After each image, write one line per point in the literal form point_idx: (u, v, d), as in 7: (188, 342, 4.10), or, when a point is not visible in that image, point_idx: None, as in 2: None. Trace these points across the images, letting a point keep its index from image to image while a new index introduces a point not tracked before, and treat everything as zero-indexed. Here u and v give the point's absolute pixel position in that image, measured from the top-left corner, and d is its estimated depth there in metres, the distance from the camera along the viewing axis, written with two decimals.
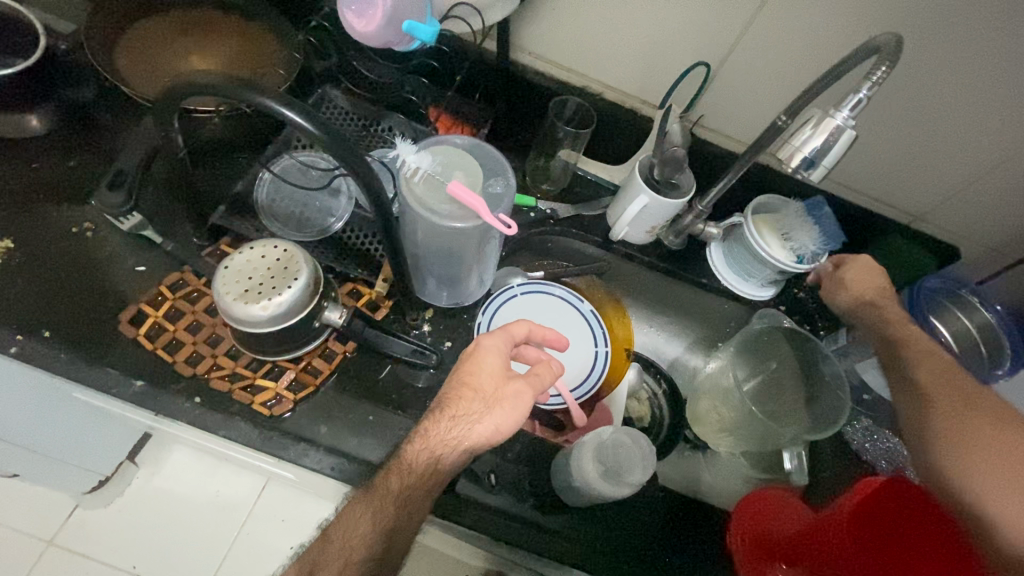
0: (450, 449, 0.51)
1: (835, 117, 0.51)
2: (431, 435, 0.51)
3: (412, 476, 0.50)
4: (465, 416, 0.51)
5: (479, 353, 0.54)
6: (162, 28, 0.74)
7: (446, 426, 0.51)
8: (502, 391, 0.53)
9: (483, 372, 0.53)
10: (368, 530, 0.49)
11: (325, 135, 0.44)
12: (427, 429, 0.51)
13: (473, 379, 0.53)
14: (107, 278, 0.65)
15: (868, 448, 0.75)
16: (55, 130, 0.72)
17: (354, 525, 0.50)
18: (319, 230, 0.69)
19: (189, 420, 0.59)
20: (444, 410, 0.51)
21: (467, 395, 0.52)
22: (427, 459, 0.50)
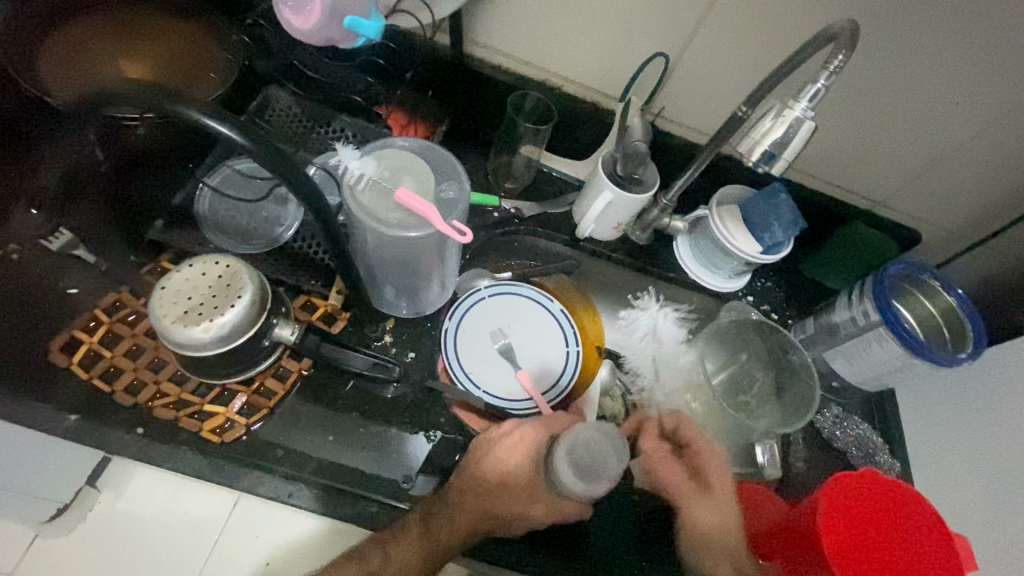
0: (481, 519, 0.57)
1: (795, 107, 0.50)
2: (456, 512, 0.57)
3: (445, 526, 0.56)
4: (495, 507, 0.57)
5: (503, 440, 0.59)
6: (86, 29, 0.69)
7: (479, 506, 0.57)
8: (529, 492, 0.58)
9: (510, 466, 0.58)
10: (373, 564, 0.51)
11: (255, 144, 0.41)
12: (460, 506, 0.57)
13: (514, 476, 0.58)
14: (35, 303, 0.60)
15: (838, 435, 0.76)
16: None
17: (402, 549, 0.54)
18: (267, 241, 0.66)
19: (132, 453, 0.55)
20: (477, 497, 0.57)
21: (498, 487, 0.58)
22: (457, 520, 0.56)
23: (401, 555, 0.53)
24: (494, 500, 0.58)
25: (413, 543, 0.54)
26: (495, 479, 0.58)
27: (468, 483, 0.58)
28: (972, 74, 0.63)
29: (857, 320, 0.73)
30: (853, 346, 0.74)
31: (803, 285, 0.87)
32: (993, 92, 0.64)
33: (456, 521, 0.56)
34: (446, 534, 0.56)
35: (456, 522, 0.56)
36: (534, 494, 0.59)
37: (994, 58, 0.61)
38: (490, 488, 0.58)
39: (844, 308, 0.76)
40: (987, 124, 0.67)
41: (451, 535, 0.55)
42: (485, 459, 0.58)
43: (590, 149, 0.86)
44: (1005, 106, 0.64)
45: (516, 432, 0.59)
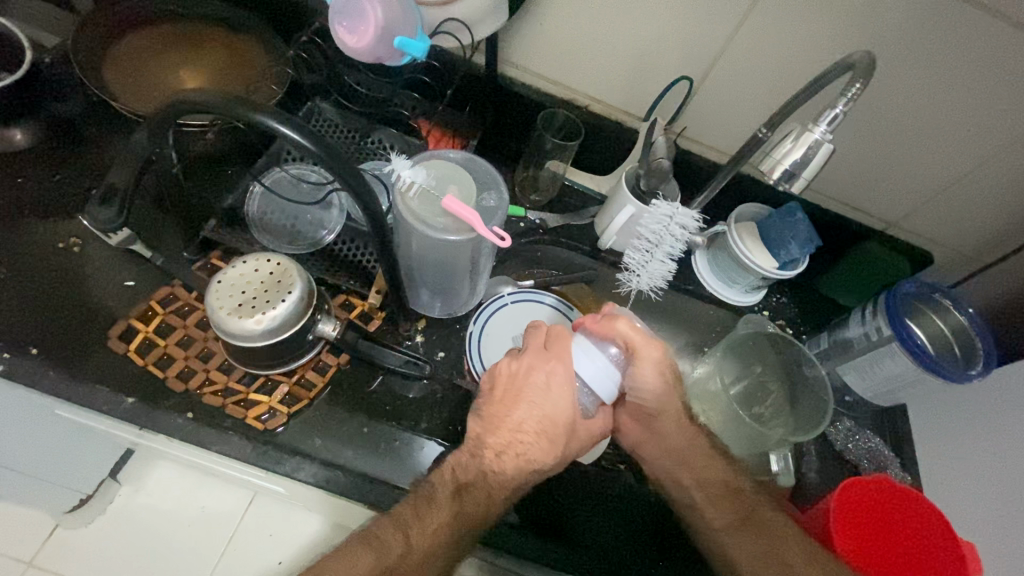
0: (524, 472, 0.58)
1: (814, 131, 0.53)
2: (508, 462, 0.57)
3: (480, 496, 0.56)
4: (547, 452, 0.58)
5: (546, 395, 0.59)
6: (150, 41, 0.74)
7: (528, 455, 0.58)
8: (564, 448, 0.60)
9: (552, 420, 0.59)
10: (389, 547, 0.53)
11: (322, 152, 0.45)
12: (503, 466, 0.57)
13: (553, 427, 0.59)
14: (98, 293, 0.64)
15: (850, 448, 0.78)
16: (39, 144, 0.71)
17: (428, 526, 0.54)
18: (310, 242, 0.70)
19: (182, 436, 0.58)
20: (519, 449, 0.58)
21: (543, 431, 0.59)
22: (496, 486, 0.57)
23: (424, 536, 0.54)
24: (545, 441, 0.59)
25: (441, 519, 0.54)
26: (536, 425, 0.59)
27: (514, 433, 0.58)
28: (985, 102, 0.66)
29: (869, 336, 0.76)
30: (865, 359, 0.77)
31: (817, 302, 0.90)
32: (1005, 120, 0.67)
33: (499, 481, 0.56)
34: (494, 490, 0.56)
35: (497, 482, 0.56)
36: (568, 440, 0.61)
37: (1006, 88, 0.64)
38: (531, 436, 0.58)
39: (857, 323, 0.79)
40: (999, 150, 0.70)
41: (481, 506, 0.56)
42: (520, 410, 0.59)
43: (613, 165, 0.90)
44: (1016, 133, 0.68)
45: (544, 373, 0.60)
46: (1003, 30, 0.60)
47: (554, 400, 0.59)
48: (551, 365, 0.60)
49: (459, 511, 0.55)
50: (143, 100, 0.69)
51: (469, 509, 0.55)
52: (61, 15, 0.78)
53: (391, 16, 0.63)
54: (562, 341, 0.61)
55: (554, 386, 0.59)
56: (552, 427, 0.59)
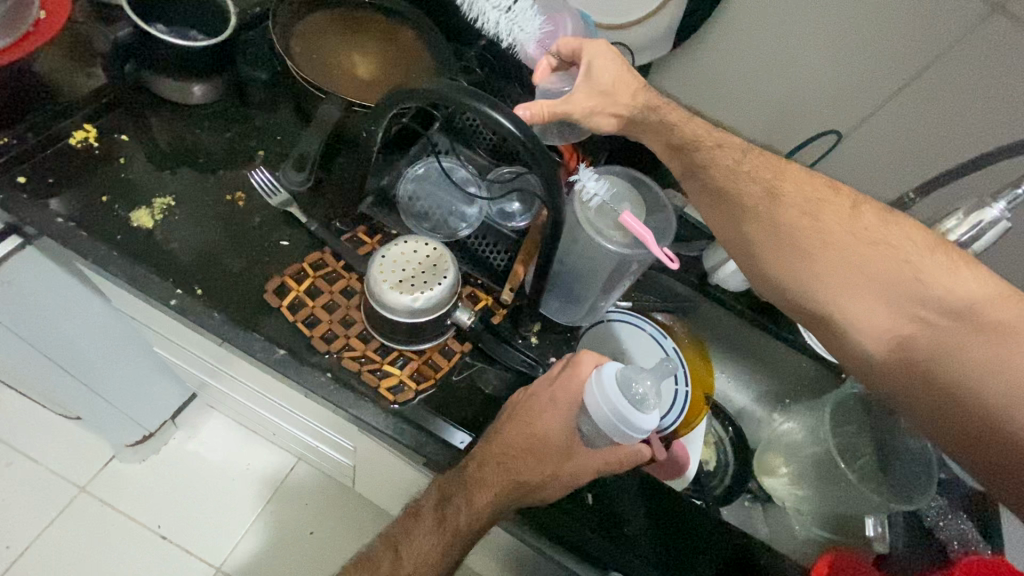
0: (501, 491, 0.58)
1: (991, 208, 0.53)
2: (488, 474, 0.57)
3: (471, 512, 0.57)
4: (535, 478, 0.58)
5: (540, 412, 0.59)
6: (331, 23, 0.79)
7: (512, 470, 0.58)
8: (562, 468, 0.58)
9: (546, 439, 0.59)
10: (425, 550, 0.58)
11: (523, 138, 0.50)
12: (482, 475, 0.58)
13: (542, 444, 0.59)
14: (256, 247, 0.68)
15: (941, 526, 0.76)
16: (217, 102, 0.77)
17: (418, 541, 0.58)
18: (450, 233, 0.73)
19: (321, 392, 0.62)
20: (505, 465, 0.58)
21: (533, 450, 0.58)
22: (483, 503, 0.57)
23: (415, 549, 0.58)
24: (532, 461, 0.58)
25: (430, 535, 0.58)
26: (525, 442, 0.59)
27: (503, 446, 0.59)
28: None
29: None
30: None
31: None
32: None
33: (481, 494, 0.57)
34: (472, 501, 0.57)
35: (476, 499, 0.57)
36: (564, 460, 0.59)
37: None
38: (519, 454, 0.58)
39: None
40: None
41: (464, 519, 0.57)
42: (510, 426, 0.60)
43: None
44: None
45: (546, 397, 0.60)
46: None
47: (547, 423, 0.59)
48: (555, 392, 0.60)
49: (447, 524, 0.57)
50: (321, 75, 0.74)
51: (455, 522, 0.57)
52: None
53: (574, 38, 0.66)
54: (578, 374, 0.60)
55: (552, 409, 0.59)
56: (540, 447, 0.59)
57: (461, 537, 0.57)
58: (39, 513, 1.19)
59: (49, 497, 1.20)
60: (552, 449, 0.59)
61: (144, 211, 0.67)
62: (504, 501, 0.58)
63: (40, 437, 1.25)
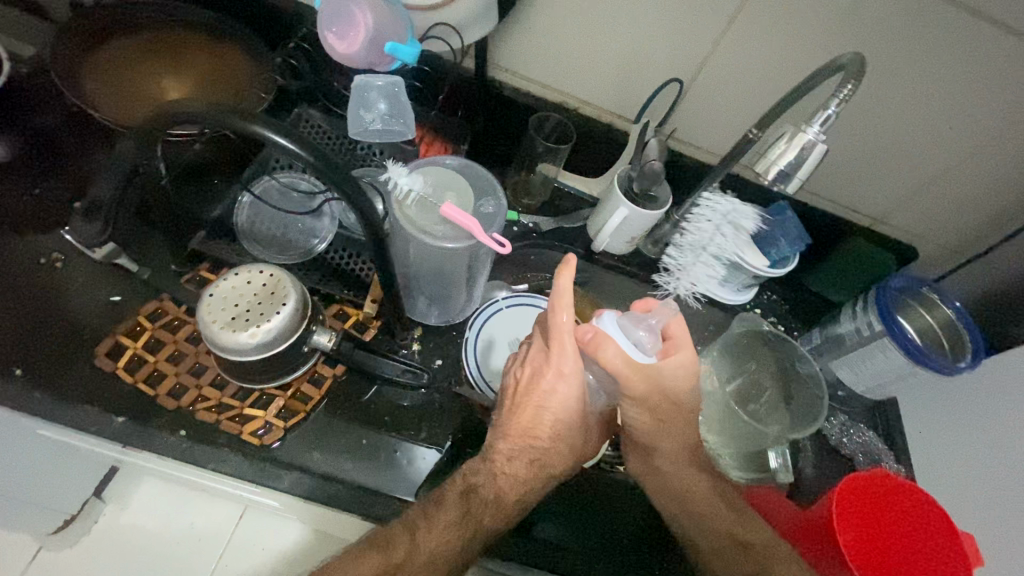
0: (518, 469, 0.58)
1: (807, 131, 0.53)
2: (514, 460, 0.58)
3: (501, 506, 0.56)
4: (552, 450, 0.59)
5: (554, 392, 0.58)
6: (129, 50, 0.72)
7: (532, 454, 0.59)
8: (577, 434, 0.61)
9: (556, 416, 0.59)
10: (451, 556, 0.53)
11: (316, 161, 0.44)
12: (514, 466, 0.58)
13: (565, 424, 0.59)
14: (83, 310, 0.62)
15: (845, 442, 0.79)
16: (16, 156, 0.69)
17: (434, 536, 0.53)
18: (302, 252, 0.69)
19: (174, 454, 0.57)
20: (524, 453, 0.58)
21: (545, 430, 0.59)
22: (515, 494, 0.57)
23: (430, 545, 0.52)
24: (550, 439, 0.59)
25: (449, 528, 0.53)
26: (549, 425, 0.59)
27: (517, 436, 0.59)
28: (968, 99, 0.68)
29: (861, 331, 0.77)
30: (857, 355, 0.78)
31: (808, 299, 0.91)
32: (986, 115, 0.69)
33: (508, 488, 0.57)
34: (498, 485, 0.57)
35: (505, 490, 0.57)
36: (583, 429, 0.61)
37: (988, 83, 0.66)
38: (524, 433, 0.59)
39: (849, 319, 0.80)
40: (980, 145, 0.72)
41: (492, 515, 0.56)
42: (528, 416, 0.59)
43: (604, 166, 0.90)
44: (994, 129, 0.70)
45: (550, 375, 0.58)
46: (982, 29, 0.61)
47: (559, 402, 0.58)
48: (561, 364, 0.58)
49: (470, 518, 0.54)
50: (124, 110, 0.67)
51: (480, 518, 0.55)
52: (35, 24, 0.75)
53: (381, 23, 0.62)
54: (563, 346, 0.57)
55: (562, 386, 0.58)
56: (562, 425, 0.59)
57: (481, 534, 0.55)
58: None
59: None
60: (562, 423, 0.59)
61: None
62: (531, 485, 0.59)
63: None
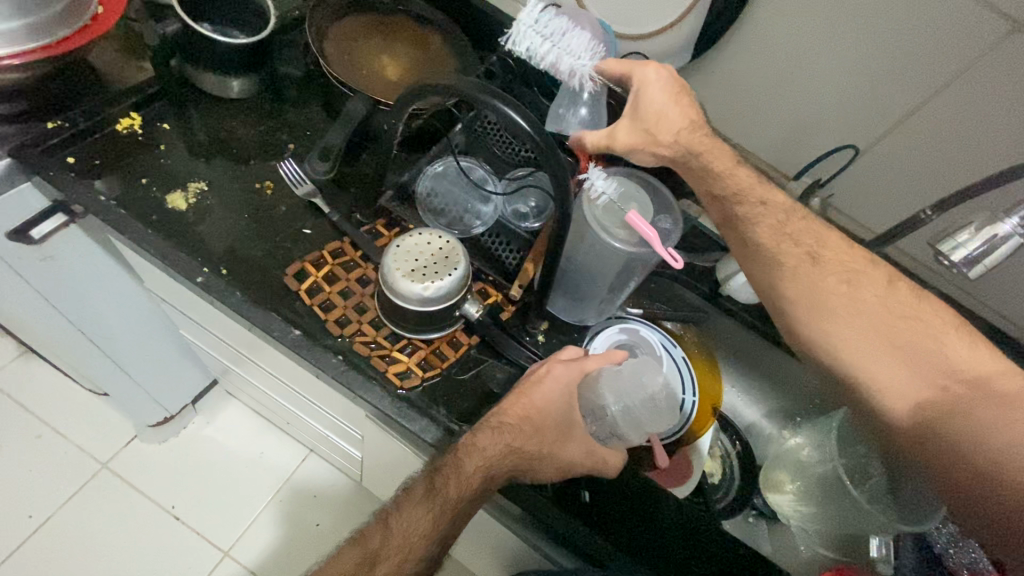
0: (539, 464, 0.60)
1: (1004, 222, 0.53)
2: (542, 450, 0.60)
3: (465, 484, 0.56)
4: (571, 443, 0.62)
5: (545, 381, 0.63)
6: (360, 26, 0.83)
7: (556, 443, 0.61)
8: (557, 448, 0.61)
9: (544, 399, 0.62)
10: (427, 527, 0.55)
11: (534, 134, 0.52)
12: (476, 441, 0.58)
13: (542, 410, 0.62)
14: (277, 234, 0.72)
15: (953, 553, 0.67)
16: (253, 96, 0.82)
17: (409, 511, 0.55)
18: (463, 230, 0.75)
19: (330, 374, 0.64)
20: (500, 431, 0.59)
21: (556, 436, 0.61)
22: (471, 475, 0.56)
23: (405, 522, 0.55)
24: (577, 437, 0.63)
25: (419, 505, 0.55)
26: (521, 411, 0.61)
27: (532, 431, 0.60)
28: None
29: None
30: None
31: None
32: None
33: (470, 458, 0.57)
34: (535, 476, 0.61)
35: (466, 462, 0.57)
36: (566, 437, 0.62)
37: None
38: (517, 422, 0.60)
39: None
40: None
41: (453, 493, 0.56)
42: (530, 397, 0.62)
43: None
44: None
45: (541, 373, 0.64)
46: None
47: (551, 394, 0.62)
48: (552, 366, 0.64)
49: (436, 493, 0.55)
50: (351, 75, 0.78)
51: (445, 492, 0.55)
52: None
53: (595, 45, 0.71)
54: (582, 363, 0.65)
55: (549, 381, 0.63)
56: (539, 416, 0.61)
57: (449, 508, 0.55)
58: (68, 482, 1.32)
59: (77, 467, 1.34)
60: (568, 425, 0.63)
61: (178, 194, 0.71)
62: (497, 466, 0.58)
63: (73, 415, 1.38)
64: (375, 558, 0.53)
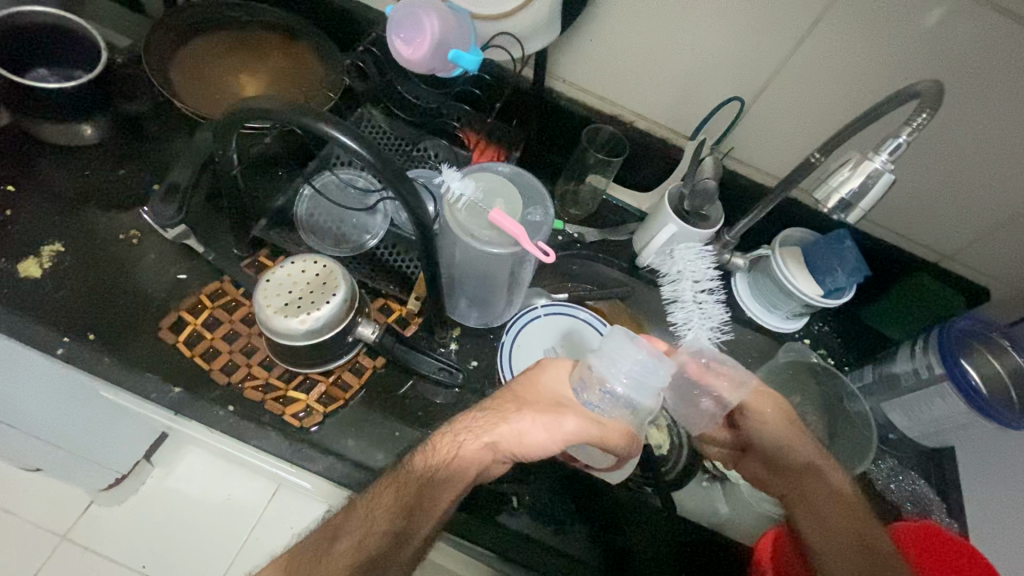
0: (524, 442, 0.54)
1: (874, 160, 0.51)
2: (523, 424, 0.54)
3: (434, 458, 0.53)
4: (561, 416, 0.54)
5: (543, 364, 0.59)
6: (210, 46, 0.77)
7: (545, 417, 0.54)
8: (544, 416, 0.54)
9: (537, 378, 0.57)
10: (387, 507, 0.52)
11: (372, 158, 0.46)
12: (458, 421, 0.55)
13: (533, 386, 0.57)
14: (153, 284, 0.67)
15: (893, 488, 0.75)
16: (107, 139, 0.75)
17: (377, 497, 0.53)
18: (354, 246, 0.71)
19: (222, 427, 0.60)
20: (486, 406, 0.56)
21: (543, 407, 0.55)
22: (448, 447, 0.54)
23: (371, 507, 0.53)
24: (572, 411, 0.55)
25: (388, 487, 0.53)
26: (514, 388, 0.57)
27: (520, 410, 0.55)
28: None
29: (918, 372, 0.74)
30: (914, 398, 0.74)
31: (862, 332, 0.87)
32: None
33: (446, 438, 0.54)
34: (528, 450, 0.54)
35: (442, 440, 0.54)
36: (561, 414, 0.55)
37: None
38: (506, 397, 0.56)
39: (907, 358, 0.76)
40: None
41: (423, 469, 0.53)
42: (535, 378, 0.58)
43: (653, 182, 0.89)
44: None
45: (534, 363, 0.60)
46: None
47: (544, 373, 0.57)
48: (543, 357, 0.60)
49: (401, 477, 0.54)
50: (206, 103, 0.72)
51: (408, 472, 0.53)
52: (134, 19, 0.81)
53: (447, 31, 0.66)
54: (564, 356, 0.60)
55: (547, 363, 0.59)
56: (527, 391, 0.56)
57: (411, 488, 0.52)
58: (24, 563, 1.26)
59: (32, 545, 1.28)
60: (560, 400, 0.56)
61: (31, 260, 0.65)
62: (477, 438, 0.53)
63: (18, 492, 1.32)
64: (336, 532, 0.52)
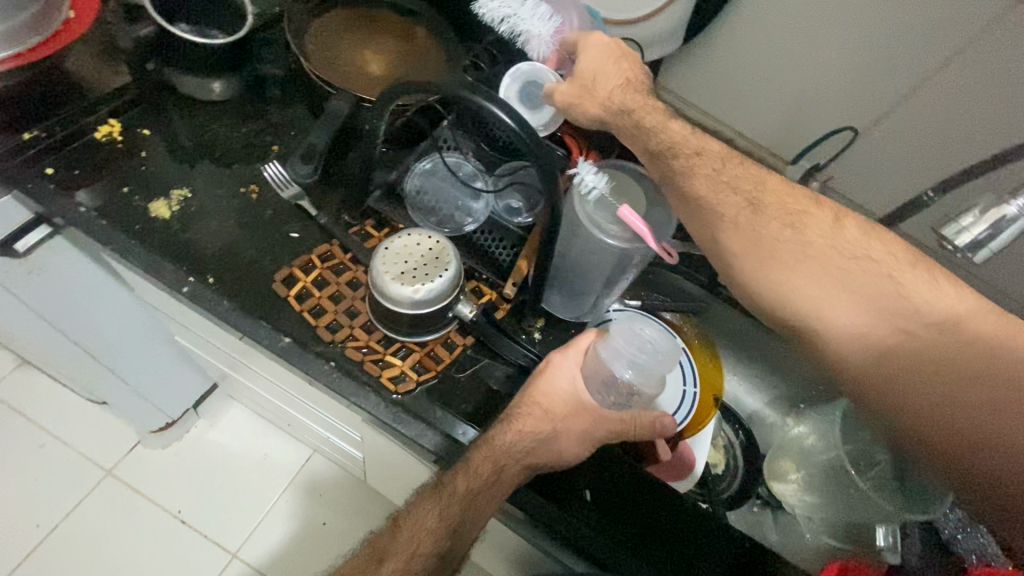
0: (560, 450, 0.58)
1: (1010, 204, 0.52)
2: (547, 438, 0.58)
3: (475, 478, 0.54)
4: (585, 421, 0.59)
5: (553, 370, 0.60)
6: (342, 21, 0.81)
7: (575, 424, 0.59)
8: (572, 423, 0.59)
9: (555, 389, 0.60)
10: (435, 526, 0.55)
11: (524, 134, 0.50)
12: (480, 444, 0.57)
13: (557, 401, 0.59)
14: (267, 237, 0.71)
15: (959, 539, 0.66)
16: (236, 97, 0.79)
17: (423, 514, 0.56)
18: (456, 226, 0.73)
19: (323, 380, 0.64)
20: (511, 421, 0.57)
21: (573, 419, 0.59)
22: (487, 467, 0.55)
23: (415, 525, 0.56)
24: (589, 412, 0.60)
25: (431, 505, 0.56)
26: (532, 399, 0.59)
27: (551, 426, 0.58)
28: None
29: None
30: None
31: None
32: None
33: (477, 452, 0.56)
34: (561, 460, 0.58)
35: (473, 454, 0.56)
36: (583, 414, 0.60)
37: None
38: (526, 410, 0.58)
39: None
40: None
41: (462, 488, 0.55)
42: (551, 387, 0.60)
43: None
44: None
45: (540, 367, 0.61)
46: None
47: (559, 384, 0.60)
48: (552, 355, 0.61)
49: (440, 495, 0.56)
50: (335, 73, 0.75)
51: (448, 492, 0.56)
52: None
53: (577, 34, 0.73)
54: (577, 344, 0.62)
55: (555, 370, 0.60)
56: (553, 404, 0.59)
57: (454, 507, 0.55)
58: (68, 493, 1.31)
59: (77, 476, 1.33)
60: (580, 401, 0.60)
61: (161, 202, 0.70)
62: (507, 453, 0.56)
63: (73, 423, 1.38)
64: (382, 557, 0.56)
